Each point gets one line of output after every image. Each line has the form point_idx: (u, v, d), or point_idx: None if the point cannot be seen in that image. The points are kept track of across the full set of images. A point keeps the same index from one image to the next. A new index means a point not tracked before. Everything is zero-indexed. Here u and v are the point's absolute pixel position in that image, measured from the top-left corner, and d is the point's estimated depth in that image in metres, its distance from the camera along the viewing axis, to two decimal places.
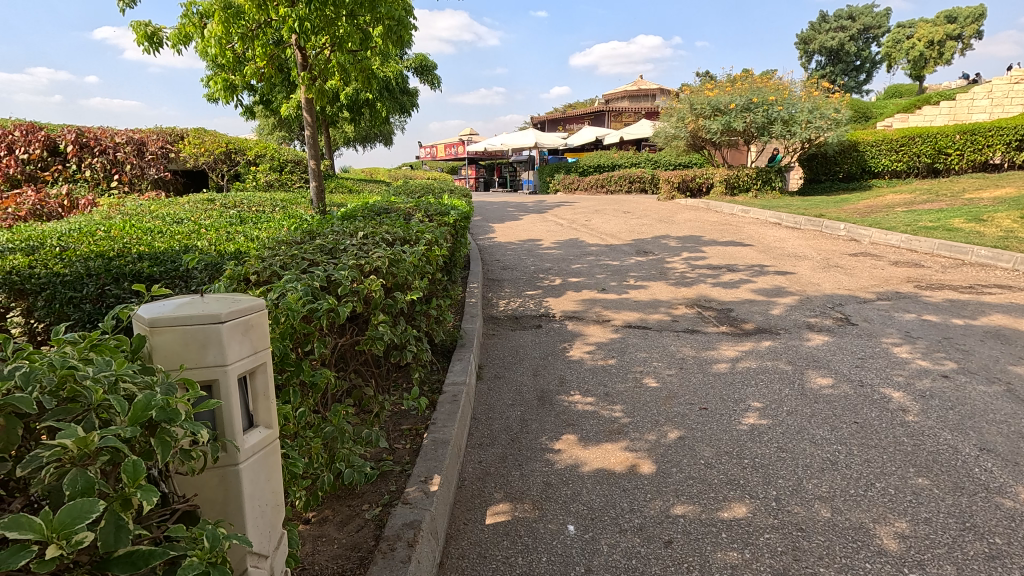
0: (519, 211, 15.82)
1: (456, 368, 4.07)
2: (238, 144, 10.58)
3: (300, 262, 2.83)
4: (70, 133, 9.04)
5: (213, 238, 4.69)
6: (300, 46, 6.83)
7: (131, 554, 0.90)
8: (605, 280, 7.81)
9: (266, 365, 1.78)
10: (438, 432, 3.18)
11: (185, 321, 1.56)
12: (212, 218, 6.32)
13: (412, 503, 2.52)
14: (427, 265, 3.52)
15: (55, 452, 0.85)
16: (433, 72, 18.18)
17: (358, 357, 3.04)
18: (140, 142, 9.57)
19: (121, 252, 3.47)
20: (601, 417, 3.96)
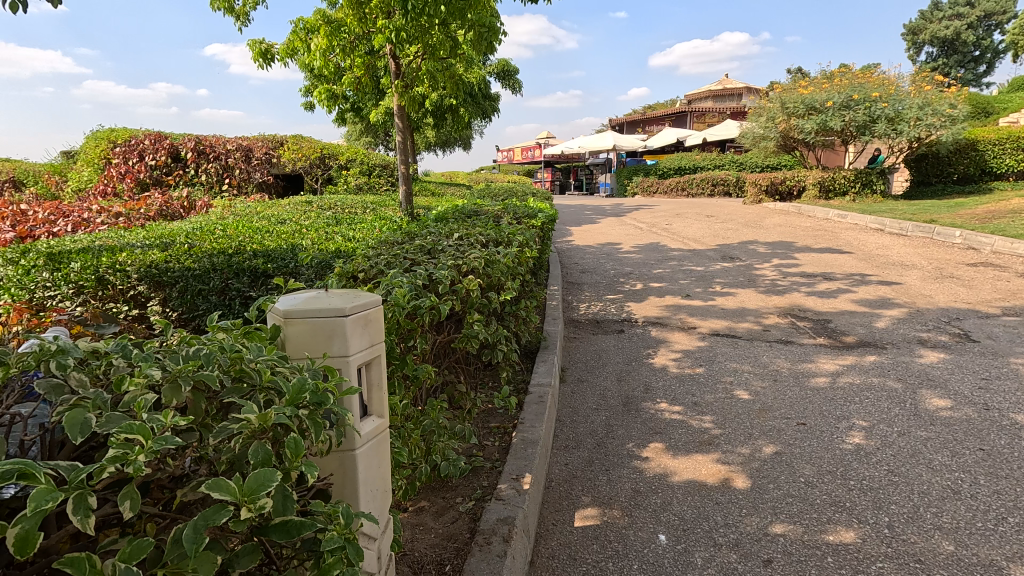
0: (596, 215, 15.66)
1: (541, 370, 4.10)
2: (332, 150, 11.21)
3: (403, 261, 2.98)
4: (189, 141, 9.98)
5: (314, 238, 5.00)
6: (394, 55, 7.16)
7: (289, 524, 0.98)
8: (689, 286, 7.57)
9: (380, 359, 1.89)
10: (527, 431, 3.22)
11: (314, 313, 1.68)
12: (311, 219, 6.75)
13: (504, 500, 2.57)
14: (518, 266, 3.58)
15: (241, 425, 0.94)
16: (514, 77, 18.40)
17: (452, 354, 3.14)
18: (247, 149, 10.39)
19: (239, 249, 3.78)
20: (690, 427, 3.85)
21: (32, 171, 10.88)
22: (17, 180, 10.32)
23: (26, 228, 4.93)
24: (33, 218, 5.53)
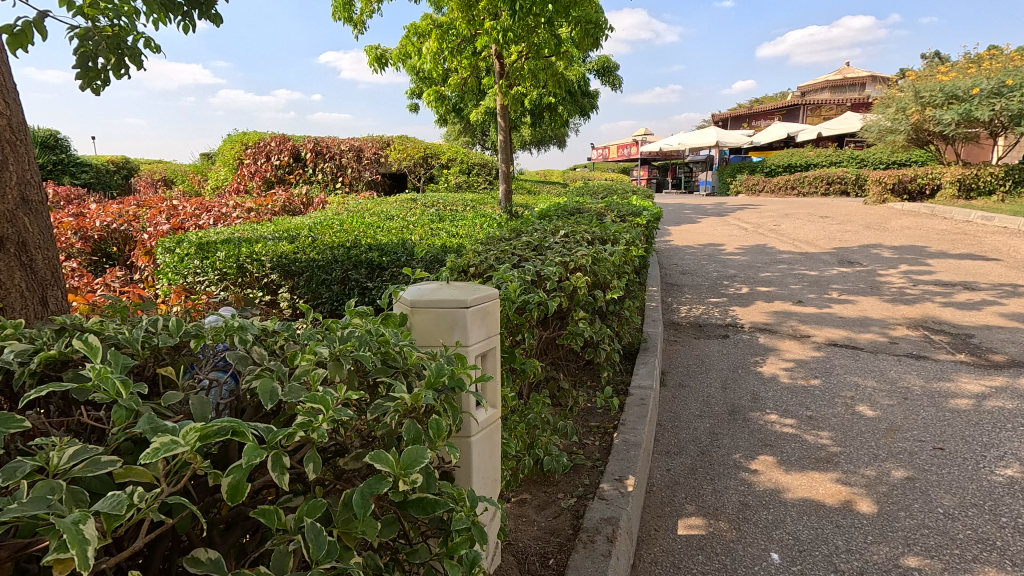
0: (696, 214, 15.01)
1: (642, 372, 4.00)
2: (434, 150, 11.65)
3: (512, 257, 3.04)
4: (309, 143, 10.77)
5: (421, 234, 5.22)
6: (499, 55, 7.29)
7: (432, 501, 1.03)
8: (801, 291, 7.04)
9: (495, 351, 1.94)
10: (629, 433, 3.16)
11: (438, 303, 1.75)
12: (416, 215, 7.06)
13: (608, 500, 2.55)
14: (625, 265, 3.52)
15: (395, 403, 1.01)
16: (614, 73, 18.07)
17: (556, 351, 3.15)
18: (359, 149, 11.06)
19: (357, 242, 4.03)
20: (805, 442, 3.58)
21: (179, 171, 12.31)
22: (168, 178, 11.71)
23: (179, 221, 5.58)
24: (183, 211, 6.24)
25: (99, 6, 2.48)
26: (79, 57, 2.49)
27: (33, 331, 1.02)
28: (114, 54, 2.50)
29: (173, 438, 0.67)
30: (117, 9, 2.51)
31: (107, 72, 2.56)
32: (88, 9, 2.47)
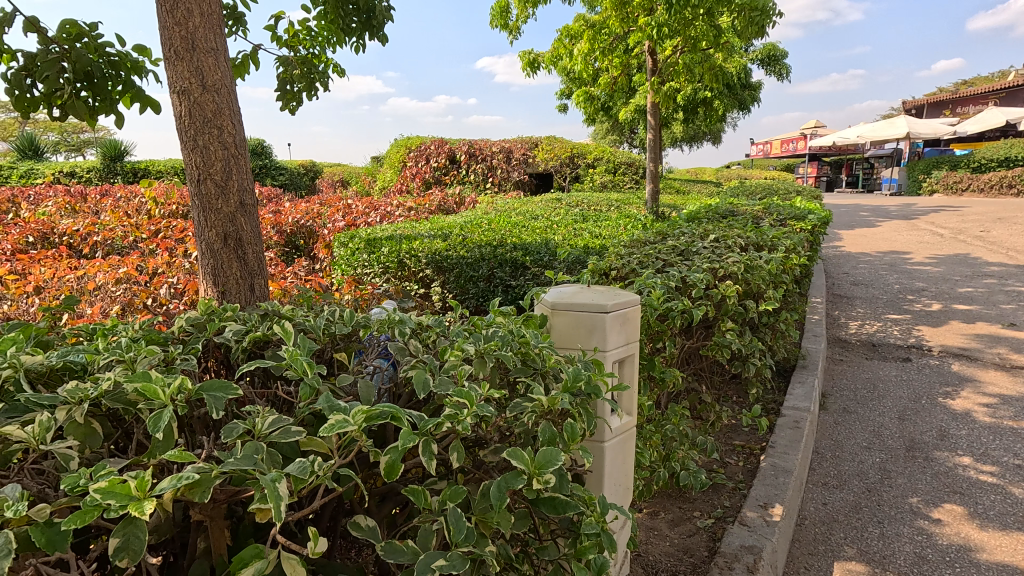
0: (875, 217, 13.15)
1: (798, 392, 3.63)
2: (581, 149, 11.64)
3: (656, 261, 2.95)
4: (463, 146, 11.18)
5: (564, 235, 5.26)
6: (652, 52, 7.07)
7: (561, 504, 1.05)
8: (1015, 312, 5.83)
9: (633, 357, 1.91)
10: (778, 457, 2.90)
11: (578, 307, 1.76)
12: (560, 215, 7.15)
13: (750, 526, 2.37)
14: (782, 274, 3.22)
15: (532, 403, 1.04)
16: (782, 61, 16.48)
17: (699, 362, 2.99)
18: (508, 151, 11.42)
19: (502, 242, 4.18)
20: (1009, 495, 2.98)
21: (354, 173, 13.82)
22: (345, 180, 13.22)
23: (351, 218, 6.27)
24: (355, 210, 6.99)
25: (299, 37, 2.88)
26: (281, 82, 2.91)
27: (244, 314, 1.23)
28: (307, 78, 2.87)
29: (344, 417, 0.77)
30: (312, 38, 2.89)
31: (301, 95, 2.95)
32: (290, 40, 2.89)
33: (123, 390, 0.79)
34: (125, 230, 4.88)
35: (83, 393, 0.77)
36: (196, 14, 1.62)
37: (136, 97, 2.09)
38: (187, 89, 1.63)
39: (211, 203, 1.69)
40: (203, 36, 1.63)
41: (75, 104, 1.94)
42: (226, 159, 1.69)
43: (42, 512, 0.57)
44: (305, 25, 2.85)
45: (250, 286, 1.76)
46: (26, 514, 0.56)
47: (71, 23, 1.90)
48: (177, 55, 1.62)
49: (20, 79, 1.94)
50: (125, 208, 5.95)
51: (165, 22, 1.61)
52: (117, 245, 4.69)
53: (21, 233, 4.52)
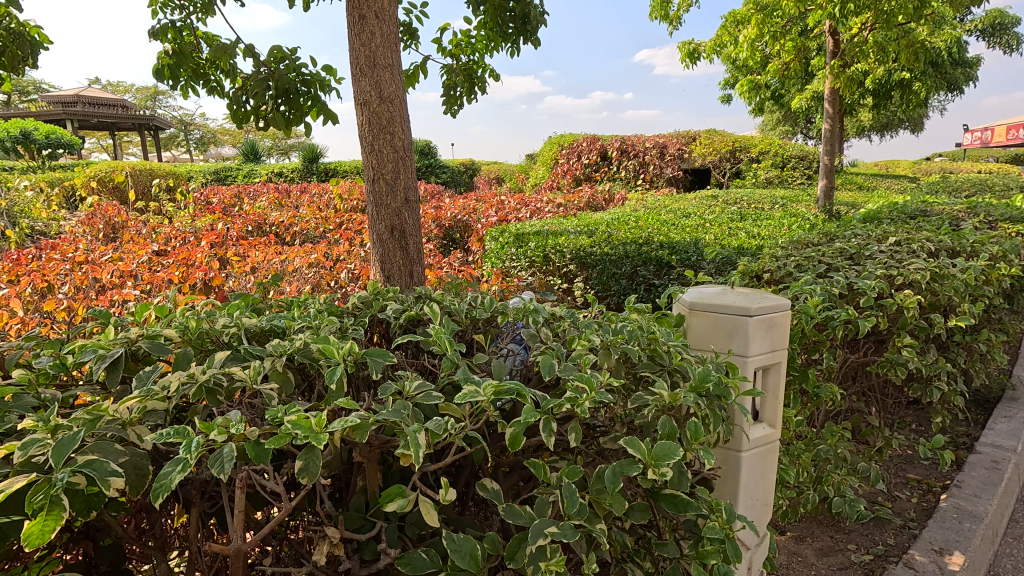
0: None
1: (1001, 427, 3.05)
2: (744, 142, 10.74)
3: (818, 265, 2.69)
4: (616, 142, 10.73)
5: (718, 234, 4.95)
6: (833, 31, 6.30)
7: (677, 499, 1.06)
8: None
9: (779, 366, 1.79)
10: (965, 499, 2.48)
11: (718, 309, 1.70)
12: (714, 213, 6.73)
13: (917, 570, 2.08)
14: (985, 285, 2.72)
15: (655, 397, 1.06)
16: (1014, 29, 13.55)
17: (866, 379, 2.67)
18: (663, 146, 10.78)
19: (648, 240, 4.07)
20: None
21: (508, 171, 14.38)
22: (500, 177, 13.84)
23: (503, 214, 6.57)
24: (507, 206, 7.29)
25: (462, 46, 3.13)
26: (445, 88, 3.18)
27: (402, 295, 1.41)
28: (468, 83, 3.10)
29: (476, 389, 0.87)
30: (473, 46, 3.11)
31: (462, 98, 3.19)
32: (454, 49, 3.14)
33: (309, 349, 0.97)
34: (317, 222, 5.68)
35: (282, 349, 0.96)
36: (378, 35, 1.87)
37: (323, 109, 2.43)
38: (368, 101, 1.90)
39: (382, 199, 1.95)
40: (382, 54, 1.88)
41: (278, 116, 2.32)
42: (396, 161, 1.93)
43: (253, 432, 0.73)
44: (468, 34, 3.08)
45: (410, 273, 1.99)
46: (242, 432, 0.72)
47: (278, 48, 2.29)
48: (361, 72, 1.89)
49: (240, 98, 2.38)
50: (317, 203, 6.93)
51: (354, 44, 1.88)
52: (310, 235, 5.48)
53: (243, 223, 5.50)
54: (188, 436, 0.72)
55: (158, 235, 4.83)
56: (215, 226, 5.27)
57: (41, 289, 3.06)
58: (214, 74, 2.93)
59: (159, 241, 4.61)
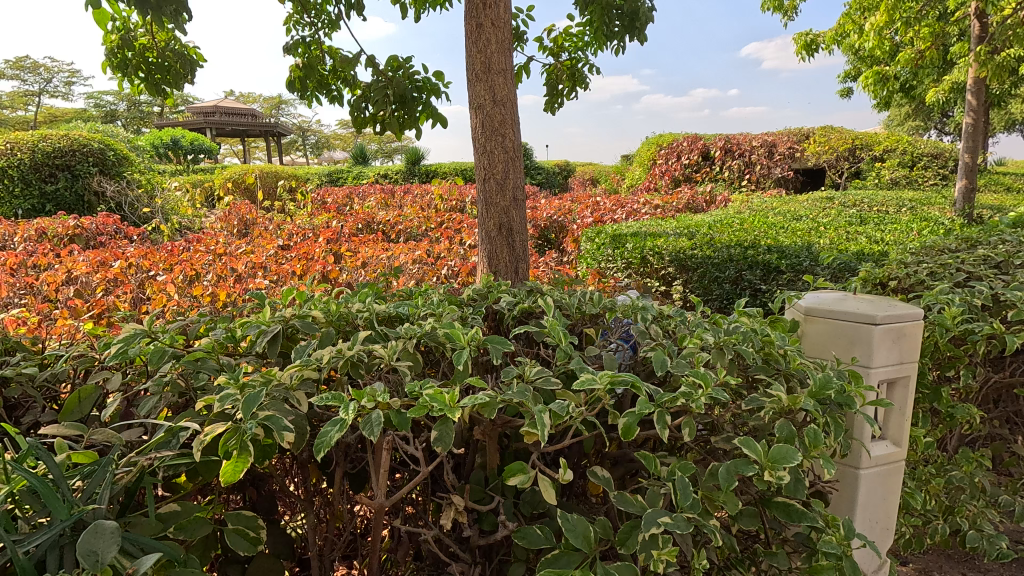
0: None
1: None
2: (866, 139, 9.68)
3: (954, 273, 2.43)
4: (720, 141, 9.98)
5: (834, 238, 4.58)
6: (982, 12, 5.60)
7: (789, 507, 1.03)
8: None
9: (907, 380, 1.66)
10: None
11: (839, 316, 1.60)
12: (830, 216, 6.22)
13: None
14: None
15: (772, 400, 1.03)
16: None
17: (1011, 402, 2.37)
18: (771, 144, 10.03)
19: (755, 243, 3.86)
20: None
21: (603, 172, 14.19)
22: (595, 178, 13.72)
23: (599, 215, 6.51)
24: (603, 207, 7.20)
25: (565, 44, 3.17)
26: (549, 86, 3.23)
27: (513, 288, 1.48)
28: (571, 82, 3.14)
29: (593, 377, 0.91)
30: (576, 44, 3.14)
31: (565, 96, 3.23)
32: (557, 49, 3.19)
33: (435, 333, 1.06)
34: (419, 221, 5.95)
35: (413, 332, 1.06)
36: (493, 41, 1.96)
37: (432, 114, 2.54)
38: (482, 105, 1.99)
39: (492, 198, 2.03)
40: (497, 59, 1.97)
41: (392, 121, 2.47)
42: (506, 162, 2.01)
43: (395, 402, 0.82)
44: (571, 33, 3.11)
45: (515, 269, 2.05)
46: (386, 401, 0.81)
47: (395, 58, 2.46)
48: (477, 77, 1.98)
49: (360, 104, 2.56)
50: (420, 203, 7.28)
51: (471, 50, 1.98)
52: (413, 233, 5.76)
53: (354, 221, 5.90)
54: (343, 402, 0.82)
55: (283, 231, 5.32)
56: (330, 224, 5.69)
57: (189, 277, 3.36)
58: (335, 83, 3.16)
59: (283, 237, 5.06)
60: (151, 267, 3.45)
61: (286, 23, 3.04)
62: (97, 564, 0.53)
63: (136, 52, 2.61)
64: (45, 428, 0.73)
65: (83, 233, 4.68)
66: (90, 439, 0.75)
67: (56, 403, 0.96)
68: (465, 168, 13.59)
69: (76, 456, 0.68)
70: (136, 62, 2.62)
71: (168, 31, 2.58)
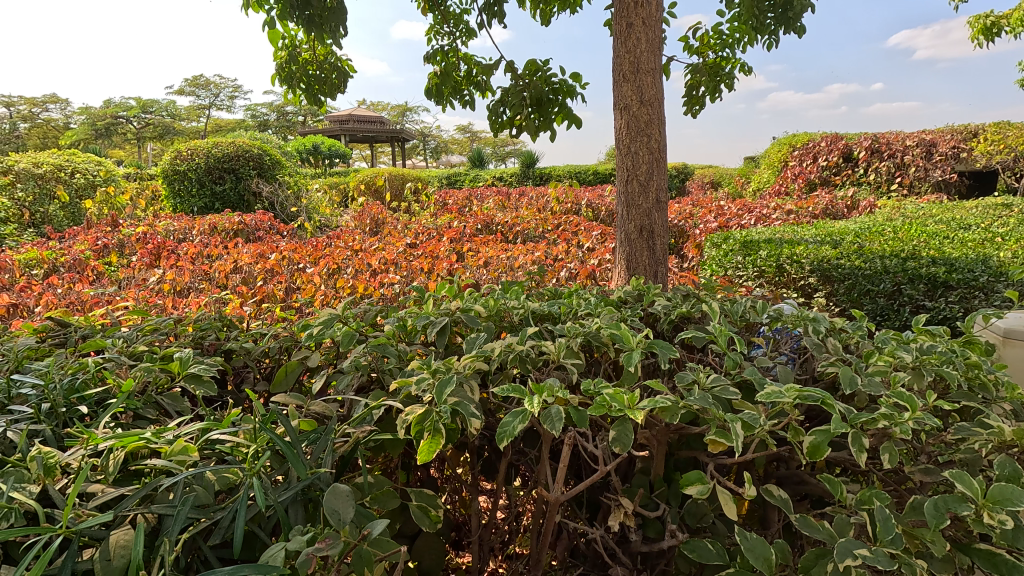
0: None
1: None
2: None
3: None
4: (866, 140, 8.71)
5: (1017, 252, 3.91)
6: None
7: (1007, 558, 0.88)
8: None
9: None
10: None
11: None
12: (1011, 226, 5.31)
13: None
14: None
15: (990, 433, 0.89)
16: None
17: None
18: (930, 143, 8.52)
19: (915, 253, 3.40)
20: None
21: (726, 175, 13.34)
22: (715, 182, 12.94)
23: (724, 220, 6.11)
24: (728, 212, 6.76)
25: (710, 42, 3.04)
26: (688, 87, 3.12)
27: (664, 293, 1.44)
28: (713, 81, 3.01)
29: (779, 391, 0.85)
30: (723, 41, 2.99)
31: (705, 97, 3.11)
32: (701, 47, 3.08)
33: (599, 333, 1.06)
34: (537, 223, 5.99)
35: (579, 331, 1.07)
36: (643, 40, 1.93)
37: (568, 115, 2.55)
38: (629, 105, 1.97)
39: (634, 200, 1.99)
40: (646, 59, 1.94)
41: (529, 123, 2.51)
42: (650, 163, 1.97)
43: (575, 399, 0.83)
44: (718, 30, 2.98)
45: (655, 273, 2.00)
46: (566, 398, 0.82)
47: (532, 62, 2.50)
48: (624, 78, 1.96)
49: (499, 109, 2.65)
50: (536, 206, 7.33)
51: (619, 51, 1.97)
52: (531, 234, 5.80)
53: (474, 222, 6.07)
54: (523, 394, 0.85)
55: (409, 231, 5.62)
56: (452, 225, 5.91)
57: (332, 269, 3.60)
58: (467, 89, 3.24)
59: (411, 235, 5.33)
60: (301, 260, 3.78)
61: (428, 34, 3.20)
62: (339, 522, 0.60)
63: (300, 66, 2.88)
64: (275, 396, 0.83)
65: (245, 228, 5.28)
66: (308, 410, 0.84)
67: (266, 375, 1.09)
68: (578, 170, 13.51)
69: (302, 423, 0.77)
70: (298, 73, 2.89)
71: (328, 46, 2.83)
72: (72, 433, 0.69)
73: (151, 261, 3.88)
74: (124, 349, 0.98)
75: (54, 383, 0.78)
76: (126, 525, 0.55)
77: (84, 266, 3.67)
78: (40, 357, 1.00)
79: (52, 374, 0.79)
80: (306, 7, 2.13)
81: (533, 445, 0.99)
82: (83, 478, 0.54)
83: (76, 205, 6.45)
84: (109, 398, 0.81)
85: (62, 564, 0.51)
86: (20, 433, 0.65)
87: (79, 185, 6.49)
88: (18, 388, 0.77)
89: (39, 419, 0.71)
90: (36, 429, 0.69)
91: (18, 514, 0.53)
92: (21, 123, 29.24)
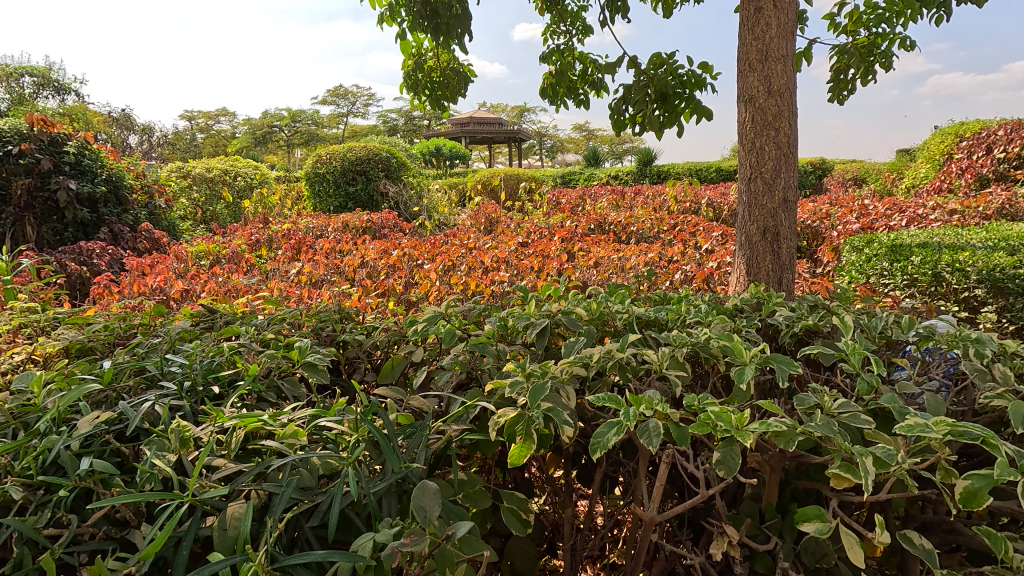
0: None
1: None
2: None
3: None
4: None
5: None
6: None
7: None
8: None
9: None
10: None
11: None
12: None
13: None
14: None
15: None
16: None
17: None
18: None
19: None
20: None
21: (873, 170, 11.79)
22: (860, 178, 11.51)
23: (869, 221, 5.40)
24: (874, 211, 5.98)
25: (861, 18, 2.72)
26: (833, 72, 2.82)
27: (789, 303, 1.30)
28: (865, 62, 2.69)
29: (925, 423, 0.72)
30: (878, 16, 2.65)
31: (854, 81, 2.79)
32: (851, 25, 2.76)
33: (709, 344, 0.99)
34: (652, 223, 5.74)
35: (687, 340, 1.00)
36: (774, 26, 1.77)
37: (697, 109, 2.42)
38: (755, 97, 1.81)
39: (758, 199, 1.83)
40: (777, 45, 1.77)
41: (653, 119, 2.42)
42: (778, 159, 1.80)
43: (674, 414, 0.77)
44: (872, 4, 2.65)
45: (779, 280, 1.82)
46: (665, 412, 0.77)
47: (658, 55, 2.40)
48: (751, 67, 1.81)
49: (620, 107, 2.58)
50: (652, 206, 7.04)
51: (745, 39, 1.82)
52: (645, 234, 5.57)
53: (587, 221, 5.98)
54: (620, 403, 0.81)
55: (523, 229, 5.68)
56: (565, 224, 5.86)
57: (447, 266, 3.73)
58: (583, 87, 3.19)
59: (523, 234, 5.36)
60: (420, 256, 3.98)
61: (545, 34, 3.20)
62: (426, 518, 0.61)
63: (425, 73, 3.04)
64: (381, 388, 0.87)
65: (372, 226, 5.68)
66: (407, 404, 0.86)
67: (375, 366, 1.16)
68: (700, 168, 12.79)
69: (401, 417, 0.79)
70: (424, 80, 3.05)
71: (451, 52, 2.93)
72: (205, 410, 0.77)
73: (293, 255, 4.31)
74: (254, 336, 1.09)
75: (195, 364, 0.88)
76: (241, 498, 0.61)
77: (241, 258, 4.17)
78: (191, 338, 1.14)
79: (194, 357, 0.90)
80: (435, 16, 2.23)
81: (631, 457, 0.96)
82: (207, 453, 0.60)
83: (237, 204, 7.37)
84: (238, 380, 0.90)
85: (188, 528, 0.57)
86: (163, 406, 0.74)
87: (240, 186, 7.38)
88: (168, 365, 0.89)
89: (182, 395, 0.81)
90: (176, 404, 0.79)
91: (158, 479, 0.61)
92: (199, 135, 34.13)
